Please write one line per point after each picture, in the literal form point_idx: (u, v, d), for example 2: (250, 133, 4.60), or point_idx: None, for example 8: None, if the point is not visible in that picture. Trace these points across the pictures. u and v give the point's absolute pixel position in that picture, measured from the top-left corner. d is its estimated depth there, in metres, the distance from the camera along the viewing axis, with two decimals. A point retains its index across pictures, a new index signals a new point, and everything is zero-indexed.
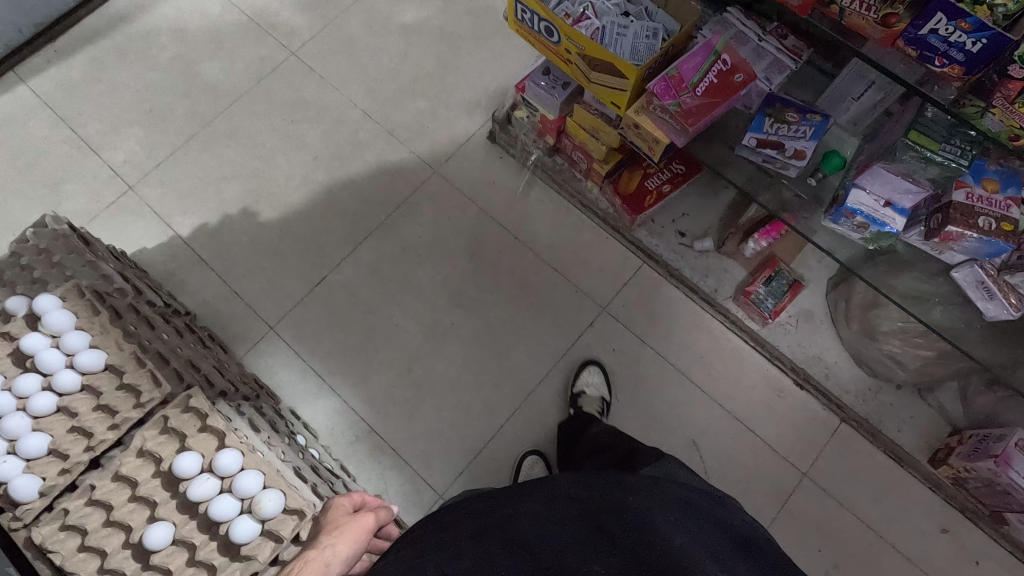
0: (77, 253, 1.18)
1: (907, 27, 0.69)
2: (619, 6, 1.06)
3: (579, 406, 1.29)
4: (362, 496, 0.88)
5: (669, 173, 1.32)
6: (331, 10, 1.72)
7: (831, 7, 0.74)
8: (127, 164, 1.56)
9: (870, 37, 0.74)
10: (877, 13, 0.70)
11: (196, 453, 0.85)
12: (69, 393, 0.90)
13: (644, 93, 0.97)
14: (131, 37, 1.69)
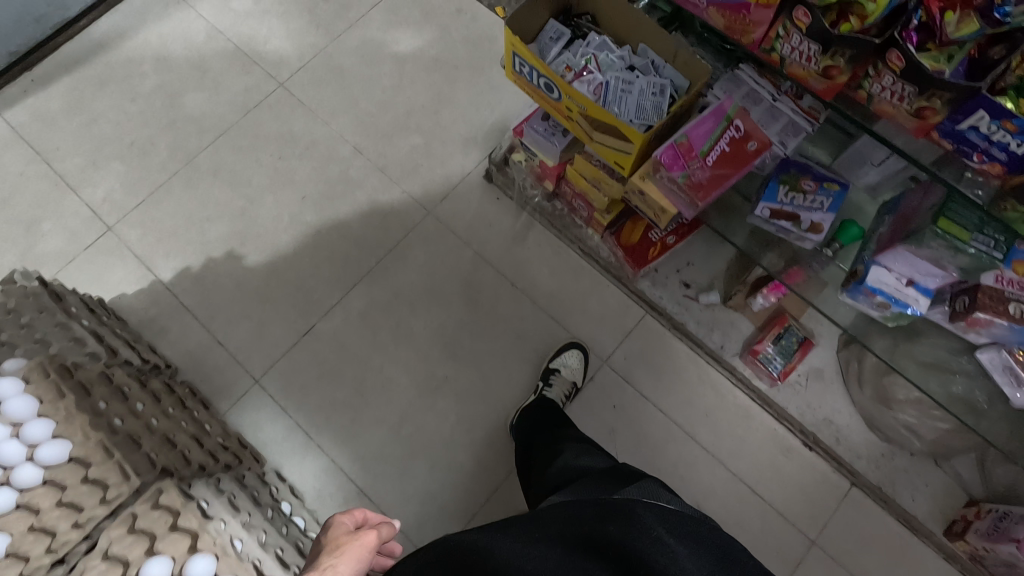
0: (50, 312, 1.12)
1: (943, 121, 0.63)
2: (624, 60, 1.00)
3: (550, 384, 1.28)
4: (364, 512, 0.78)
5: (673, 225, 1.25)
6: (321, 38, 1.64)
7: (859, 92, 0.67)
8: (106, 203, 1.49)
9: (902, 125, 0.67)
10: (909, 104, 0.63)
11: (167, 557, 0.81)
12: (30, 488, 0.83)
13: (650, 160, 0.90)
14: (112, 65, 1.62)
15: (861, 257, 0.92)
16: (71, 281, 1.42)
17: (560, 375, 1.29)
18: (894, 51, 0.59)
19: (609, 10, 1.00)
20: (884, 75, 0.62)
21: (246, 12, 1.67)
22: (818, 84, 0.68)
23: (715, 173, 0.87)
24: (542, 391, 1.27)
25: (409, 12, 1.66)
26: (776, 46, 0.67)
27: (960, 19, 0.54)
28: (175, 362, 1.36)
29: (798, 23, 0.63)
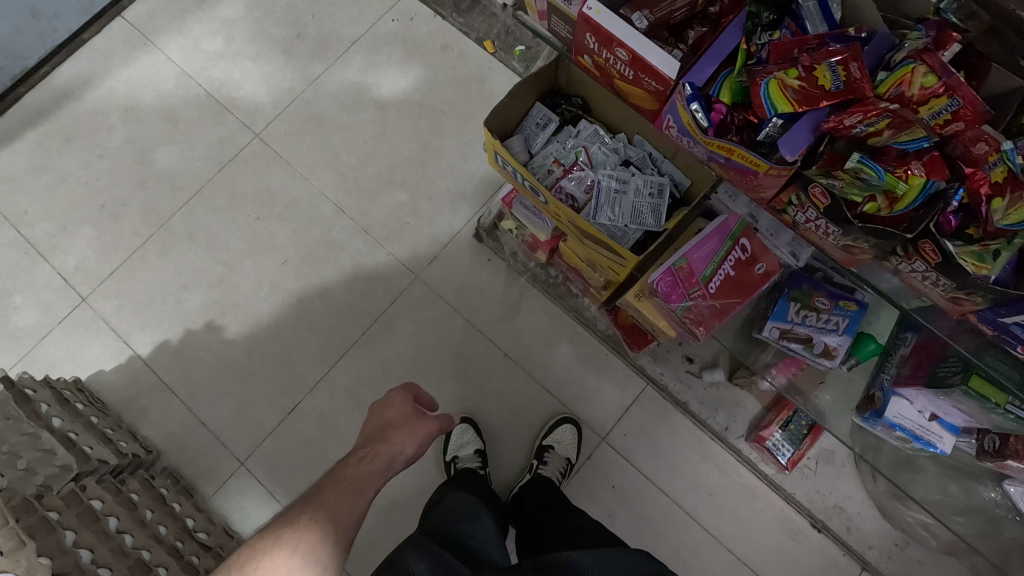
0: (16, 419, 1.03)
1: (984, 309, 0.54)
2: (618, 154, 0.91)
3: (544, 463, 1.22)
4: (417, 389, 0.88)
5: None
6: (297, 81, 1.54)
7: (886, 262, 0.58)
8: (79, 272, 1.42)
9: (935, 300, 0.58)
10: (946, 290, 0.54)
11: None
12: None
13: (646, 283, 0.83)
14: (78, 118, 1.52)
15: (878, 380, 0.83)
16: (47, 357, 1.37)
17: (554, 452, 1.23)
18: (930, 240, 0.51)
19: (601, 99, 0.90)
20: (914, 260, 0.53)
21: (217, 53, 1.56)
22: (840, 255, 0.59)
23: (718, 302, 0.79)
24: (536, 470, 1.21)
25: (391, 50, 1.54)
26: (788, 210, 0.58)
27: (1010, 203, 0.47)
28: (156, 444, 1.31)
29: (813, 199, 0.55)
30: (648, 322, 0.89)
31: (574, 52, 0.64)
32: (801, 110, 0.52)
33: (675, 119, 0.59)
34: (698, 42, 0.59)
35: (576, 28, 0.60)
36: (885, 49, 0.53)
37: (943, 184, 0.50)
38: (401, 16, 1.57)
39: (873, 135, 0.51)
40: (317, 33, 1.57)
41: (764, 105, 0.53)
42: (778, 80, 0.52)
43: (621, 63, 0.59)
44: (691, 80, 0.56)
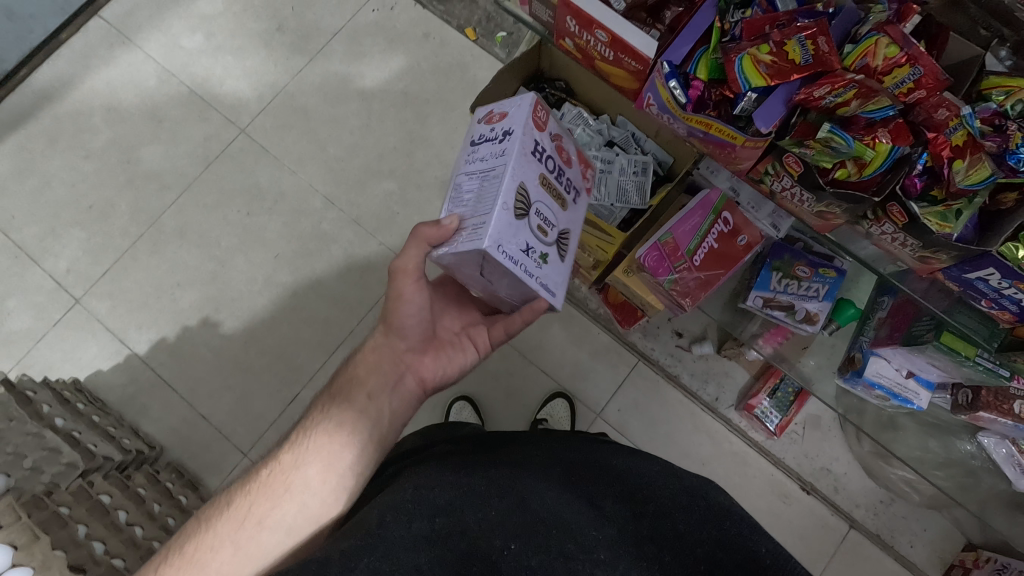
0: (19, 421, 1.08)
1: (954, 233, 0.52)
2: (602, 135, 0.93)
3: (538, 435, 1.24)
4: None
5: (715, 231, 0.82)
6: (280, 76, 1.54)
7: (762, 186, 0.64)
8: (71, 274, 1.43)
9: (805, 220, 0.64)
10: (810, 208, 0.60)
11: None
12: None
13: (634, 259, 0.85)
14: (60, 119, 1.52)
15: (858, 342, 0.87)
16: (44, 359, 1.38)
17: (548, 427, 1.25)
18: (806, 170, 0.57)
19: (585, 83, 0.93)
20: (782, 176, 0.59)
21: (198, 50, 1.56)
22: (745, 166, 0.61)
23: (702, 274, 0.82)
24: None
25: (373, 40, 1.55)
26: (765, 180, 0.62)
27: (848, 168, 0.55)
28: (159, 441, 1.33)
29: (788, 167, 0.58)
30: (637, 297, 0.92)
31: (556, 35, 0.66)
32: (773, 84, 0.55)
33: (655, 98, 0.61)
34: (675, 21, 0.61)
35: (557, 12, 0.62)
36: (851, 22, 0.55)
37: (908, 149, 0.53)
38: (382, 5, 1.57)
39: (842, 106, 0.53)
40: (297, 26, 1.56)
41: (738, 81, 0.55)
42: (751, 56, 0.55)
43: (601, 45, 0.61)
44: (668, 59, 0.59)
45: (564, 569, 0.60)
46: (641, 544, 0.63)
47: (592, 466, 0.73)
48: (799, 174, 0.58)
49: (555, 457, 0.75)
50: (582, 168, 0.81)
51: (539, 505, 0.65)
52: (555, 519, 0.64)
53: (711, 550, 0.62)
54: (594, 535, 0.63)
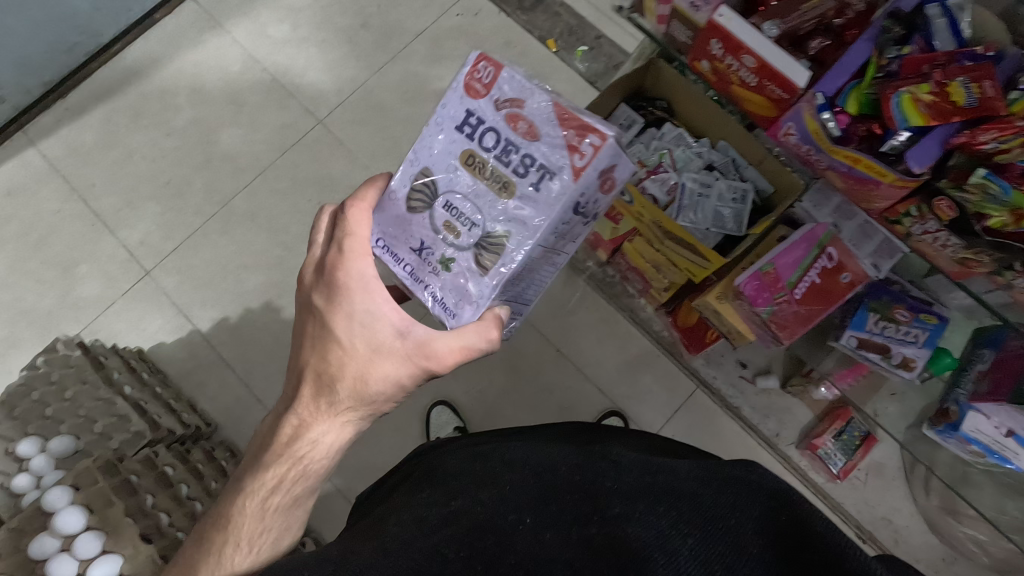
0: (92, 384, 1.11)
1: None
2: (701, 158, 0.92)
3: None
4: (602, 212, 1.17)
5: (819, 263, 0.80)
6: (361, 71, 1.56)
7: (897, 227, 0.64)
8: (143, 246, 1.46)
9: (941, 265, 0.64)
10: (954, 253, 0.60)
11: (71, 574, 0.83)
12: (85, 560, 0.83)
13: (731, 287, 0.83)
14: (146, 95, 1.56)
15: (954, 394, 0.85)
16: (110, 327, 1.41)
17: None
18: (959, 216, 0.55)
19: (689, 105, 0.93)
20: (928, 219, 0.59)
21: (283, 39, 1.59)
22: (884, 205, 0.62)
23: (803, 308, 0.80)
24: None
25: (454, 43, 1.57)
26: (903, 221, 0.62)
27: (1005, 217, 0.53)
28: (213, 419, 1.35)
29: (937, 211, 0.57)
30: (723, 325, 0.90)
31: (690, 56, 0.66)
32: (933, 125, 0.53)
33: (797, 126, 0.61)
34: (820, 53, 0.59)
35: (700, 33, 0.62)
36: (1017, 68, 0.53)
37: None
38: (467, 10, 1.59)
39: (1003, 152, 0.51)
40: (382, 24, 1.58)
41: (896, 118, 0.54)
42: (910, 94, 0.53)
43: (745, 70, 0.60)
44: (821, 89, 0.58)
45: (576, 532, 0.57)
46: (658, 498, 0.59)
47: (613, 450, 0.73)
48: (949, 220, 0.57)
49: (572, 446, 0.75)
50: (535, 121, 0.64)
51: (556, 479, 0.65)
52: (561, 490, 0.63)
53: (728, 509, 0.56)
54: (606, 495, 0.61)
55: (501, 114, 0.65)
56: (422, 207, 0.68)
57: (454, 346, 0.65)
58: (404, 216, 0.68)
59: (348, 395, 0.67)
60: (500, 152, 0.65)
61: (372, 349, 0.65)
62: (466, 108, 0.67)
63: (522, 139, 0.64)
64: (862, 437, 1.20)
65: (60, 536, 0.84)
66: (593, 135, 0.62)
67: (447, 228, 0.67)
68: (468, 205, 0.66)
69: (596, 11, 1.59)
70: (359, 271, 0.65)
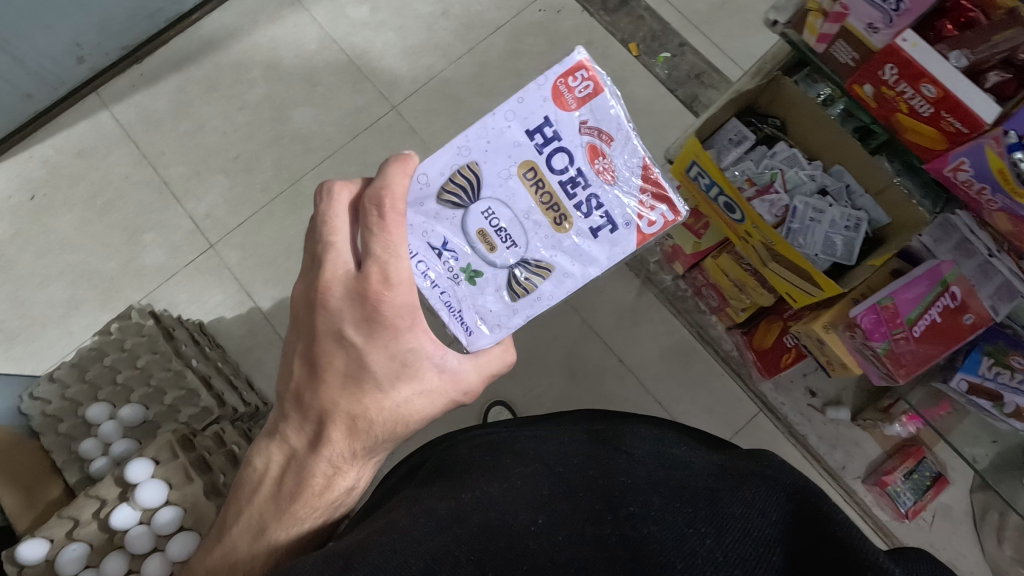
0: (163, 355, 1.10)
1: None
2: (815, 181, 0.89)
3: None
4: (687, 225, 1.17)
5: (942, 301, 0.78)
6: (438, 60, 1.54)
7: None
8: (209, 219, 1.45)
9: None
10: None
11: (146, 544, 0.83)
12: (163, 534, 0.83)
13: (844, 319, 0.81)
14: (221, 67, 1.55)
15: None
16: (171, 297, 1.41)
17: None
18: None
19: (807, 125, 0.90)
20: None
21: (362, 22, 1.57)
22: None
23: (921, 348, 0.78)
24: None
25: (534, 39, 1.55)
26: None
27: None
28: (268, 399, 1.34)
29: None
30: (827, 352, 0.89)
31: (852, 80, 0.68)
32: None
33: (972, 160, 0.62)
34: (999, 86, 0.60)
35: (875, 56, 0.63)
36: None
37: None
38: (549, 7, 1.57)
39: None
40: (463, 14, 1.56)
41: None
42: None
43: (921, 98, 0.62)
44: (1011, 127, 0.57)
45: (592, 532, 0.49)
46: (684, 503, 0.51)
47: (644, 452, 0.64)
48: None
49: (598, 447, 0.66)
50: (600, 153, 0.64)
51: (575, 479, 0.58)
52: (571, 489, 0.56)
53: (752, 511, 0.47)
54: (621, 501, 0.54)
55: (578, 143, 0.64)
56: (454, 203, 0.67)
57: (478, 373, 0.68)
58: (435, 205, 0.67)
59: (380, 431, 0.65)
60: (566, 181, 0.65)
61: (417, 388, 0.64)
62: (546, 116, 0.64)
63: (594, 178, 0.65)
64: (933, 477, 1.17)
65: (139, 508, 0.83)
66: (664, 209, 0.65)
67: (482, 238, 0.67)
68: (513, 224, 0.66)
69: (680, 17, 1.56)
70: (405, 307, 0.61)
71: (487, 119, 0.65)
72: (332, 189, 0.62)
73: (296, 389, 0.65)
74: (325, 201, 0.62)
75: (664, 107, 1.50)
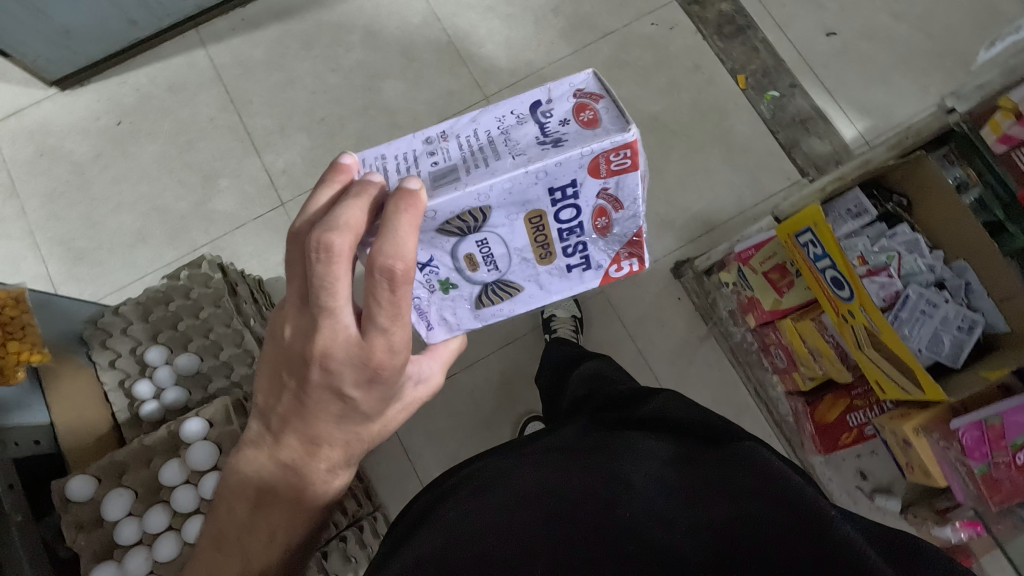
0: (225, 311, 1.09)
1: None
2: (934, 272, 0.84)
3: (552, 329, 1.27)
4: (771, 279, 1.12)
5: None
6: (539, 57, 1.50)
7: None
8: (285, 176, 1.45)
9: None
10: None
11: (186, 503, 0.83)
12: (205, 498, 0.82)
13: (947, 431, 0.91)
14: (322, 25, 1.53)
15: None
16: (235, 247, 1.41)
17: None
18: None
19: (938, 212, 0.84)
20: None
21: (470, 4, 1.53)
22: None
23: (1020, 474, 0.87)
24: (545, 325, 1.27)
25: (641, 53, 1.49)
26: None
27: None
28: None
29: None
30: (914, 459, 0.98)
31: None
32: None
33: None
34: None
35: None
36: None
37: None
38: (662, 21, 1.50)
39: None
40: (572, 14, 1.52)
41: None
42: None
43: None
44: None
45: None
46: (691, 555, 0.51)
47: (633, 458, 0.61)
48: None
49: (591, 455, 0.64)
50: (602, 216, 0.58)
51: (579, 509, 0.57)
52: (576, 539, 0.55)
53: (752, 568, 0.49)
54: (615, 544, 0.54)
55: (593, 202, 0.56)
56: (454, 230, 0.56)
57: (443, 368, 0.70)
58: (432, 232, 0.56)
59: (367, 447, 0.65)
60: (566, 230, 0.58)
61: (402, 407, 0.65)
62: (575, 177, 0.54)
63: (591, 231, 0.59)
64: None
65: (188, 467, 0.83)
66: (634, 259, 0.63)
67: (469, 263, 0.59)
68: (503, 257, 0.59)
69: (798, 56, 1.48)
70: (404, 362, 0.57)
71: (517, 172, 0.52)
72: (333, 246, 0.49)
73: (283, 415, 0.61)
74: (322, 258, 0.49)
75: (762, 148, 1.43)
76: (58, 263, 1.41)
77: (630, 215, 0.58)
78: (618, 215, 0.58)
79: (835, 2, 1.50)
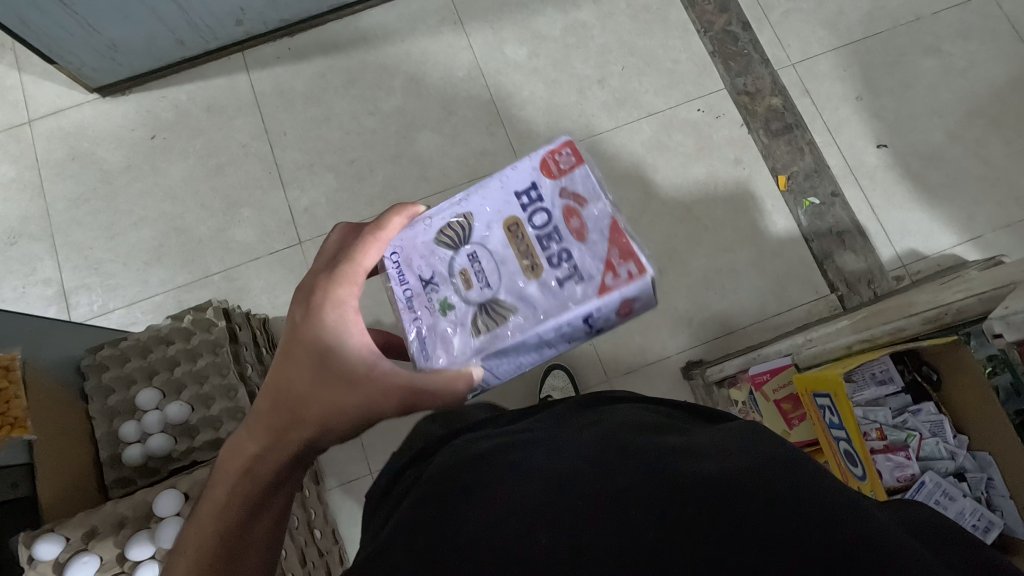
0: (222, 361, 1.08)
1: None
2: (954, 461, 0.81)
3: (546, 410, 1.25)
4: (784, 409, 1.07)
5: None
6: (578, 128, 1.47)
7: None
8: (307, 214, 1.44)
9: None
10: None
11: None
12: None
13: None
14: (367, 65, 1.52)
15: None
16: (248, 279, 1.41)
17: None
18: None
19: (967, 400, 0.80)
20: None
21: (517, 64, 1.51)
22: None
23: None
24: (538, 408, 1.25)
25: (683, 139, 1.45)
26: None
27: None
28: None
29: None
30: None
31: None
32: None
33: None
34: None
35: None
36: None
37: None
38: (709, 108, 1.47)
39: None
40: (619, 87, 1.49)
41: None
42: None
43: None
44: None
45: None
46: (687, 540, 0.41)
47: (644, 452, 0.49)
48: None
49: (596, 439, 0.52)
50: (574, 212, 0.56)
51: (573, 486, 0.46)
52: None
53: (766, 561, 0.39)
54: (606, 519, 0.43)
55: (560, 203, 0.57)
56: (446, 244, 0.60)
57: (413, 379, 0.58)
58: (428, 245, 0.60)
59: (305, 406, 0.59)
60: (544, 234, 0.57)
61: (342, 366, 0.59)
62: (533, 181, 0.59)
63: (569, 236, 0.56)
64: None
65: (157, 545, 0.84)
66: (634, 266, 0.53)
67: (461, 277, 0.58)
68: (491, 265, 0.57)
69: (845, 164, 1.43)
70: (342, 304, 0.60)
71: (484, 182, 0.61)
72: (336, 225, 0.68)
73: None
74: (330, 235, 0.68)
75: (794, 255, 1.39)
76: (73, 270, 1.42)
77: (602, 208, 0.56)
78: (593, 214, 0.56)
79: (892, 113, 1.45)
